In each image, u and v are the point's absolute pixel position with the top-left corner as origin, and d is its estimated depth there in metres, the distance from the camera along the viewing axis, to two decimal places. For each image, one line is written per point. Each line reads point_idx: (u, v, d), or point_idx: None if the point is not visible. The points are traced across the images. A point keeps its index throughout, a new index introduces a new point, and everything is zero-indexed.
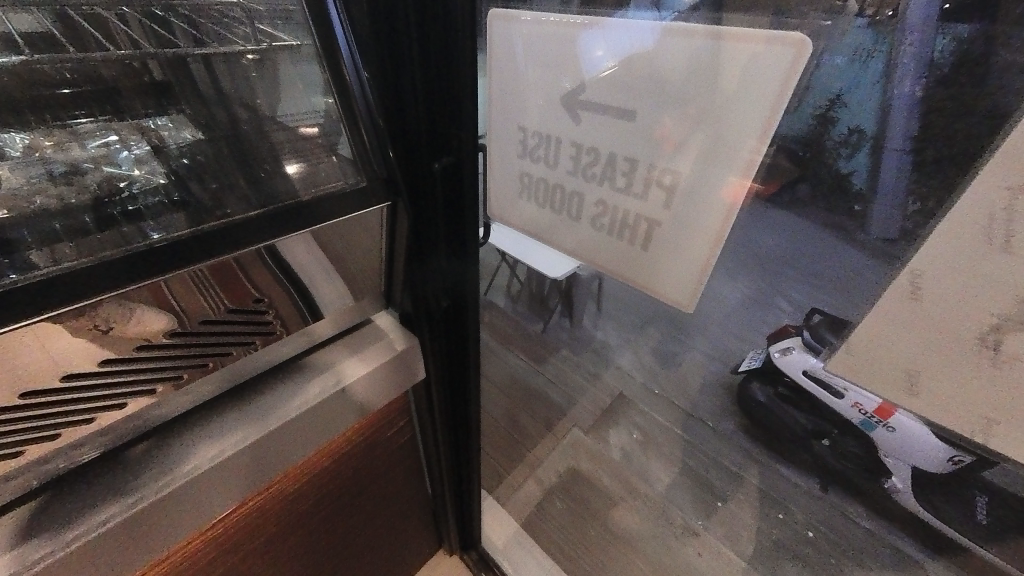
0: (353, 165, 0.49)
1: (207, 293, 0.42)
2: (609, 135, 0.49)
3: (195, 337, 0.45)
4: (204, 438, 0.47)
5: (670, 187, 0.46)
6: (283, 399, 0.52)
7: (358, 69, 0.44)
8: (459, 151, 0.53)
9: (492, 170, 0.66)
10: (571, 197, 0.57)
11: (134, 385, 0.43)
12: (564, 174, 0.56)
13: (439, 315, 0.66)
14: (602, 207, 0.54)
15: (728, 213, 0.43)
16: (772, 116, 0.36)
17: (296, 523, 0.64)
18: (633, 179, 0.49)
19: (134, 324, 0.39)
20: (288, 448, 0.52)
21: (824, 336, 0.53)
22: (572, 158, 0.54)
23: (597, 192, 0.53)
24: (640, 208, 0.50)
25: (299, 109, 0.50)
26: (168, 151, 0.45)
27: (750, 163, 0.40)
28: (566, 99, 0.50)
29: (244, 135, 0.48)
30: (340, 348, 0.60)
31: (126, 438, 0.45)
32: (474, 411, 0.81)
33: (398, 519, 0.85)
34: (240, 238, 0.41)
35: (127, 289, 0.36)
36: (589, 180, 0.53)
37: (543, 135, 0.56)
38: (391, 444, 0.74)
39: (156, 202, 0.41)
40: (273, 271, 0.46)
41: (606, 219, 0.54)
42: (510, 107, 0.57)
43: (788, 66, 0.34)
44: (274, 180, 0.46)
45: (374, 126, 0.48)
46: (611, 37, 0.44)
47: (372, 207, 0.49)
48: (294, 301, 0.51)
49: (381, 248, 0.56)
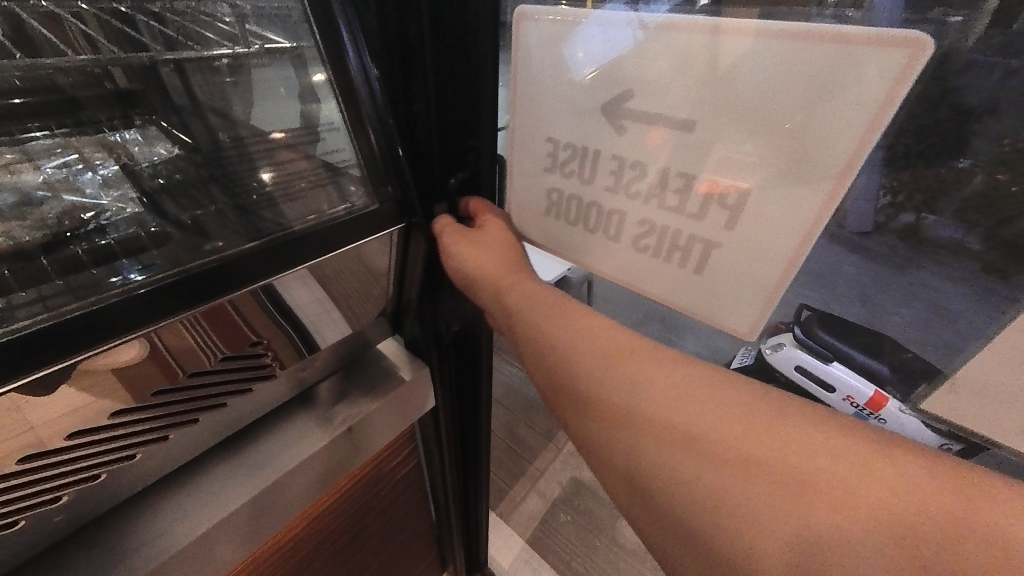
0: (364, 186, 0.45)
1: (198, 334, 0.39)
2: (659, 147, 0.39)
3: (185, 390, 0.42)
4: (201, 494, 0.43)
5: (733, 207, 0.37)
6: (282, 448, 0.47)
7: (367, 67, 0.39)
8: (476, 165, 0.51)
9: (514, 182, 0.53)
10: (607, 216, 0.46)
11: (115, 450, 0.40)
12: (602, 192, 0.45)
13: (449, 339, 0.61)
14: (645, 226, 0.44)
15: (802, 238, 0.35)
16: (868, 129, 0.29)
17: (297, 568, 0.60)
18: (686, 199, 0.40)
19: (104, 355, 0.33)
20: (286, 498, 0.47)
21: (823, 334, 0.43)
22: (610, 174, 0.44)
23: (640, 210, 0.43)
24: (691, 227, 0.40)
25: (274, 115, 0.46)
26: (139, 170, 0.43)
27: (842, 173, 0.31)
28: (605, 108, 0.41)
29: (222, 147, 0.43)
30: (335, 383, 0.55)
31: (88, 510, 0.39)
32: (484, 439, 0.76)
33: (400, 551, 0.81)
34: (241, 278, 0.38)
35: (124, 339, 0.33)
36: (631, 199, 0.44)
37: (578, 146, 0.45)
38: (395, 475, 0.70)
39: (130, 232, 0.38)
40: (271, 314, 0.43)
41: (651, 239, 0.44)
42: (535, 115, 0.46)
43: (897, 71, 0.28)
44: (263, 208, 0.42)
45: (382, 124, 0.42)
46: (589, 35, 0.39)
47: (381, 232, 0.47)
48: (293, 344, 0.47)
49: (388, 270, 0.52)
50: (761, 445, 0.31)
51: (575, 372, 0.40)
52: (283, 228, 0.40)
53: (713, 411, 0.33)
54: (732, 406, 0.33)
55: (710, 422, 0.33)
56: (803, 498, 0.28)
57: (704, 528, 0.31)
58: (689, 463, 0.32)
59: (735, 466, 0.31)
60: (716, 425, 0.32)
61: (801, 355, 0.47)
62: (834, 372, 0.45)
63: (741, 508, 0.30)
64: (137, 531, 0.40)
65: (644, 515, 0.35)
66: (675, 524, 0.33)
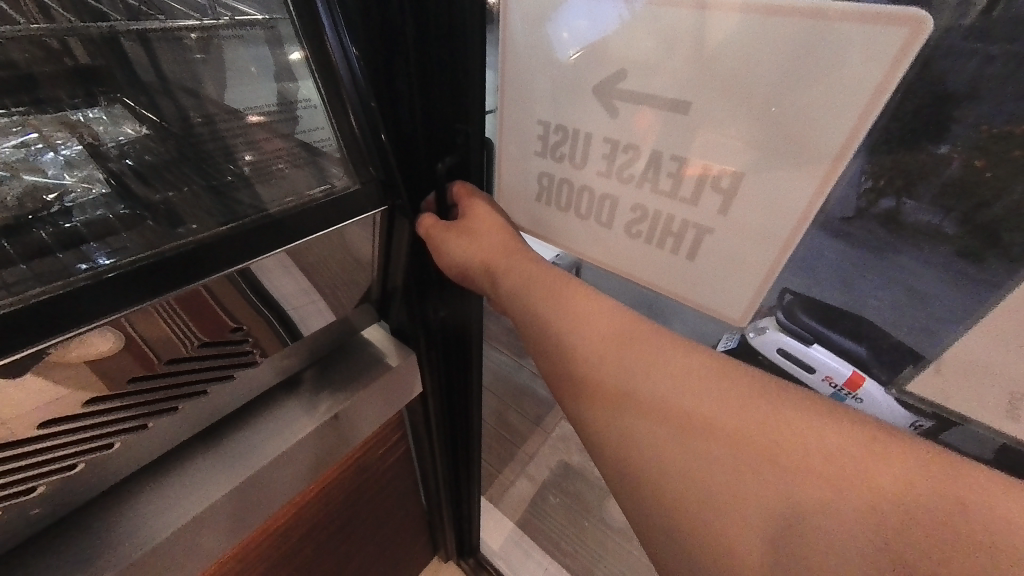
0: (343, 166, 0.44)
1: (173, 323, 0.38)
2: (654, 131, 0.39)
3: (160, 379, 0.41)
4: (183, 484, 0.42)
5: (726, 190, 0.38)
6: (268, 437, 0.47)
7: (346, 46, 0.38)
8: (465, 150, 0.49)
9: (506, 167, 0.52)
10: (598, 201, 0.46)
11: (93, 440, 0.39)
12: (594, 177, 0.45)
13: (437, 325, 0.59)
14: (638, 211, 0.44)
15: (798, 217, 0.35)
16: (865, 114, 0.30)
17: (288, 555, 0.60)
18: (678, 183, 0.40)
19: (75, 347, 0.33)
20: (272, 487, 0.46)
21: (803, 318, 0.43)
22: (603, 158, 0.43)
23: (633, 194, 0.43)
24: (686, 213, 0.41)
25: (247, 95, 0.44)
26: (106, 151, 0.42)
27: (839, 158, 0.32)
28: (597, 90, 0.40)
29: (196, 134, 0.41)
30: (322, 370, 0.54)
31: (70, 500, 0.39)
32: (475, 428, 0.75)
33: (392, 536, 0.82)
34: (222, 261, 0.37)
35: (91, 325, 0.32)
36: (623, 183, 0.44)
37: (569, 129, 0.44)
38: (384, 462, 0.70)
39: (100, 216, 0.37)
40: (251, 300, 0.42)
41: (643, 225, 0.44)
42: (525, 98, 0.45)
43: (894, 53, 0.28)
44: (240, 190, 0.41)
45: (364, 106, 0.41)
46: (573, 13, 0.38)
47: (367, 213, 0.46)
48: (276, 332, 0.46)
49: (373, 256, 0.50)
50: (739, 418, 0.34)
51: (571, 354, 0.42)
52: (261, 211, 0.39)
53: (699, 389, 0.36)
54: (717, 385, 0.36)
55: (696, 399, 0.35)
56: (775, 465, 0.32)
57: (690, 501, 0.33)
58: (675, 439, 0.35)
59: (717, 438, 0.34)
60: (701, 400, 0.35)
61: (783, 339, 0.45)
62: (815, 354, 0.45)
63: (722, 478, 0.33)
64: (123, 520, 0.40)
65: (632, 493, 0.37)
66: (659, 504, 0.35)
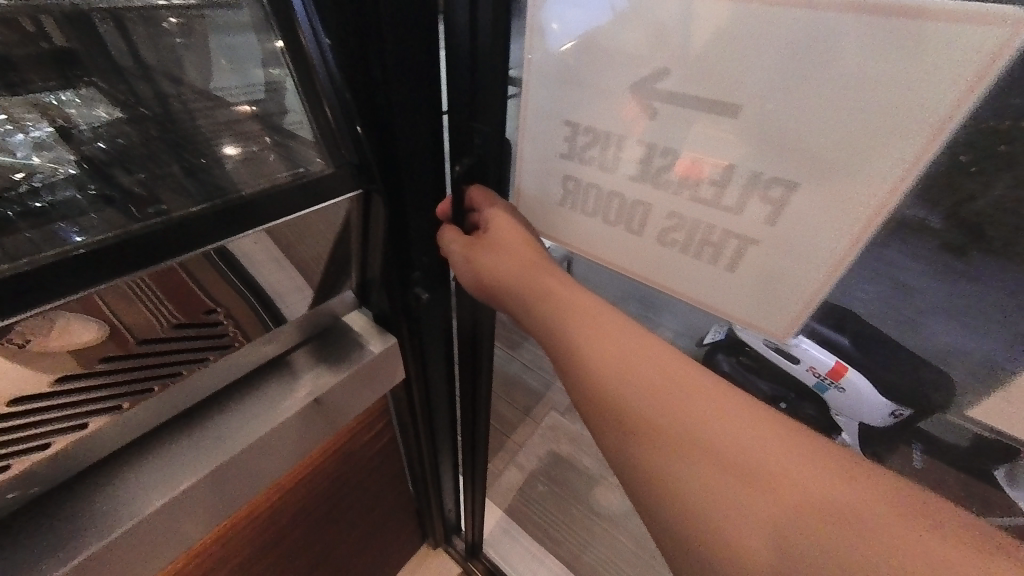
0: (316, 149, 0.44)
1: (149, 305, 0.38)
2: (697, 135, 0.36)
3: (135, 358, 0.42)
4: (160, 464, 0.43)
5: (776, 202, 0.35)
6: (247, 420, 0.47)
7: (318, 36, 0.38)
8: (480, 151, 0.47)
9: (527, 168, 0.48)
10: (629, 208, 0.43)
11: (66, 418, 0.39)
12: (624, 182, 0.42)
13: (418, 311, 0.57)
14: (674, 220, 0.41)
15: (860, 229, 0.33)
16: (944, 121, 0.27)
17: (275, 540, 0.61)
18: (722, 190, 0.37)
19: (58, 336, 0.35)
20: (255, 467, 0.47)
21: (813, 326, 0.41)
22: (635, 162, 0.40)
23: (667, 202, 0.40)
24: (726, 223, 0.38)
25: (231, 83, 0.45)
26: (79, 134, 0.40)
27: (909, 169, 0.29)
28: (634, 88, 0.37)
29: (175, 115, 0.42)
30: (305, 353, 0.55)
31: (53, 476, 0.39)
32: (483, 417, 0.77)
33: (382, 522, 0.83)
34: (195, 239, 0.37)
35: (58, 304, 0.32)
36: (657, 189, 0.40)
37: (599, 131, 0.41)
38: (371, 448, 0.71)
39: (71, 197, 0.36)
40: (228, 278, 0.42)
41: (678, 234, 0.41)
42: (553, 95, 0.41)
43: (987, 52, 0.25)
44: (217, 168, 0.40)
45: (339, 99, 0.41)
46: (563, 4, 0.36)
47: (342, 196, 0.45)
48: (256, 314, 0.48)
49: (349, 238, 0.50)
50: (788, 456, 0.32)
51: (600, 374, 0.40)
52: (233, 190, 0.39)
53: (741, 421, 0.34)
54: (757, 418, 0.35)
55: (736, 431, 0.34)
56: (821, 507, 0.30)
57: (726, 531, 0.31)
58: (714, 470, 0.33)
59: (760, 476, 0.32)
60: (743, 434, 0.34)
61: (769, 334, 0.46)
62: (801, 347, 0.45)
63: (764, 513, 0.31)
64: (104, 502, 0.40)
65: (642, 498, 0.36)
66: (667, 508, 0.34)
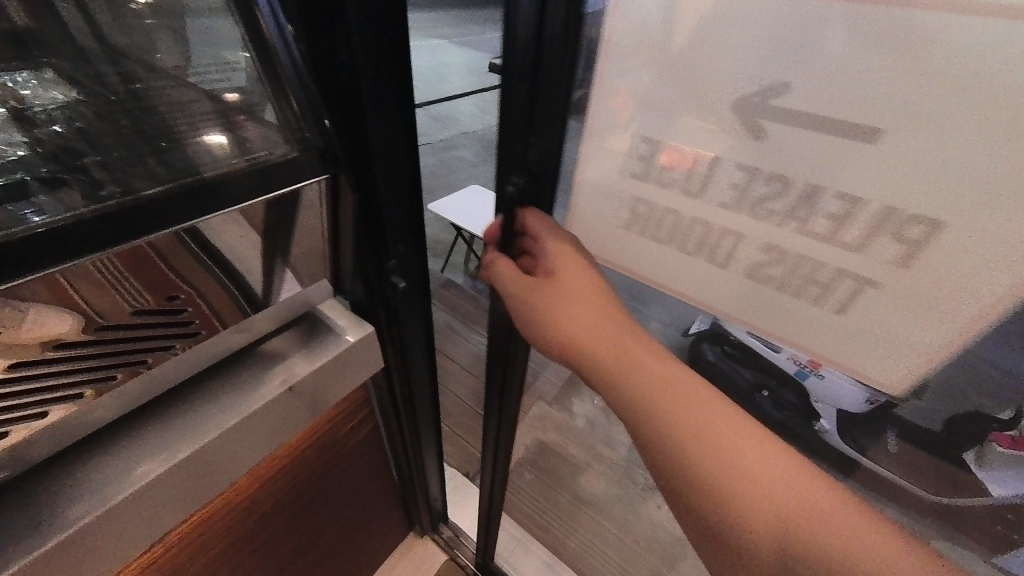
0: (280, 132, 0.43)
1: (119, 288, 0.38)
2: (826, 165, 0.33)
3: (104, 342, 0.41)
4: (135, 449, 0.43)
5: (916, 241, 0.32)
6: (224, 404, 0.48)
7: (280, 23, 0.39)
8: (532, 171, 0.45)
9: (587, 186, 0.45)
10: (718, 237, 0.40)
11: (27, 406, 0.38)
12: (712, 209, 0.39)
13: (396, 299, 0.59)
14: (770, 253, 0.39)
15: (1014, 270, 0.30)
16: None
17: (256, 527, 0.61)
18: (846, 225, 0.34)
19: (31, 329, 0.35)
20: (234, 450, 0.48)
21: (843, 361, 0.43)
22: (730, 189, 0.37)
23: (764, 233, 0.38)
24: (842, 260, 0.36)
25: (208, 65, 0.43)
26: (33, 115, 0.38)
27: None
28: (738, 104, 0.34)
29: (143, 96, 0.40)
30: (285, 338, 0.55)
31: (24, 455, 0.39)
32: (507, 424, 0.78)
33: (364, 512, 0.83)
34: (156, 220, 0.36)
35: (17, 285, 0.31)
36: (759, 220, 0.37)
37: (688, 152, 0.38)
38: (354, 436, 0.71)
39: (23, 177, 0.34)
40: (200, 259, 0.42)
41: (773, 268, 0.39)
42: (636, 111, 0.38)
43: None
44: (186, 149, 0.39)
45: (303, 89, 0.42)
46: None
47: (308, 180, 0.44)
48: (233, 298, 0.47)
49: (325, 226, 0.50)
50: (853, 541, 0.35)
51: (674, 413, 0.42)
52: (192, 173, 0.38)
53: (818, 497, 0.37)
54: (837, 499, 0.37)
55: (811, 505, 0.36)
56: None
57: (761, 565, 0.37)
58: (769, 527, 0.37)
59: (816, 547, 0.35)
60: (821, 512, 0.36)
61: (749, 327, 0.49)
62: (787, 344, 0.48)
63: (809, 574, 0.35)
64: (70, 491, 0.40)
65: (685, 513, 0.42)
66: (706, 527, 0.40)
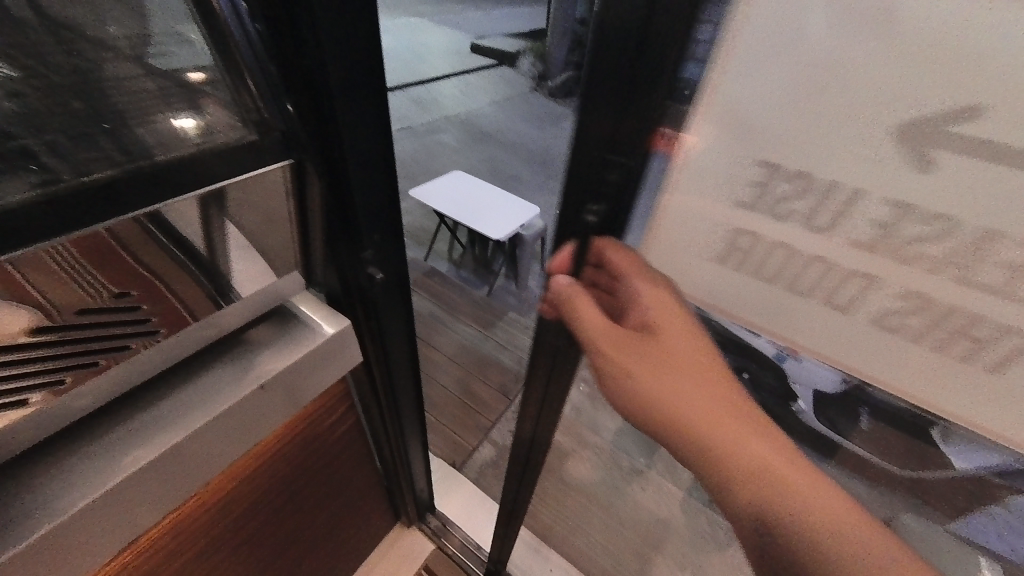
0: (234, 113, 0.39)
1: (79, 278, 0.36)
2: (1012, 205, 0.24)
3: (63, 338, 0.38)
4: (104, 444, 0.41)
5: None
6: (198, 398, 0.46)
7: None
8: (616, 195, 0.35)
9: (668, 216, 0.35)
10: (842, 280, 0.31)
11: None
12: (845, 248, 0.30)
13: (374, 292, 0.58)
14: (906, 301, 0.30)
15: None
16: None
17: (235, 526, 0.59)
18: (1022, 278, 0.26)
19: None
20: (211, 448, 0.46)
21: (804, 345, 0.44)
22: (874, 226, 0.28)
23: (902, 278, 0.29)
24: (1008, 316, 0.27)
25: (162, 41, 0.36)
26: None
27: None
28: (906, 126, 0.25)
29: (88, 75, 0.33)
30: (262, 329, 0.53)
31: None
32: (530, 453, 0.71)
33: (345, 507, 0.82)
34: (116, 205, 0.34)
35: None
36: (904, 264, 0.28)
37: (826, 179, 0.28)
38: (334, 431, 0.69)
39: None
40: (167, 248, 0.39)
41: (910, 319, 0.30)
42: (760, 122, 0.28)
43: None
44: (141, 130, 0.35)
45: (261, 70, 0.40)
46: None
47: (269, 167, 0.42)
48: (204, 290, 0.45)
49: (291, 218, 0.48)
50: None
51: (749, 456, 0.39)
52: (145, 155, 0.35)
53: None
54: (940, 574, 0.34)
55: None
56: None
57: None
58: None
59: None
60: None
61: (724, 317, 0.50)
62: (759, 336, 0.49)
63: None
64: (33, 493, 0.38)
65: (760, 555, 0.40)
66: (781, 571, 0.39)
